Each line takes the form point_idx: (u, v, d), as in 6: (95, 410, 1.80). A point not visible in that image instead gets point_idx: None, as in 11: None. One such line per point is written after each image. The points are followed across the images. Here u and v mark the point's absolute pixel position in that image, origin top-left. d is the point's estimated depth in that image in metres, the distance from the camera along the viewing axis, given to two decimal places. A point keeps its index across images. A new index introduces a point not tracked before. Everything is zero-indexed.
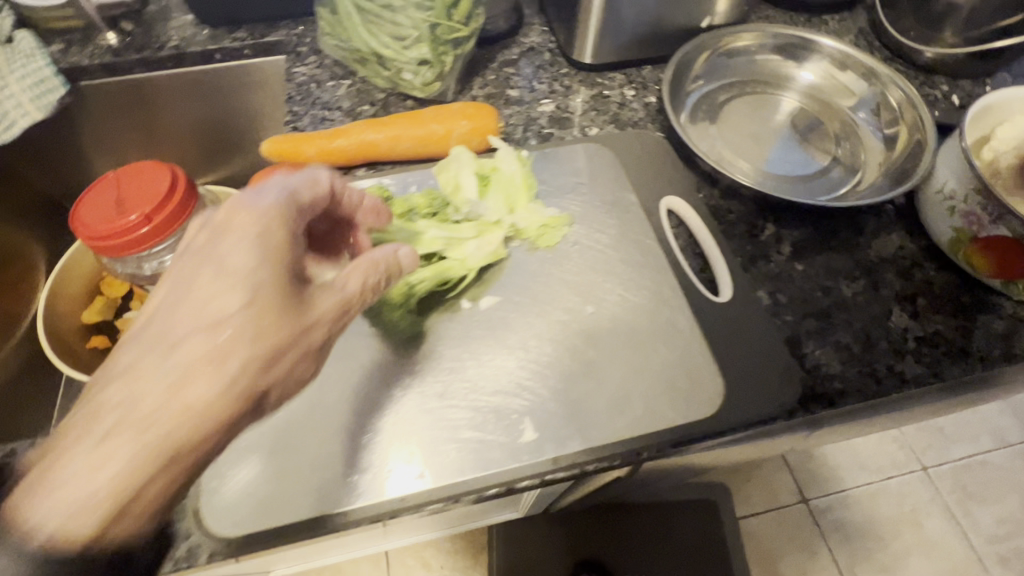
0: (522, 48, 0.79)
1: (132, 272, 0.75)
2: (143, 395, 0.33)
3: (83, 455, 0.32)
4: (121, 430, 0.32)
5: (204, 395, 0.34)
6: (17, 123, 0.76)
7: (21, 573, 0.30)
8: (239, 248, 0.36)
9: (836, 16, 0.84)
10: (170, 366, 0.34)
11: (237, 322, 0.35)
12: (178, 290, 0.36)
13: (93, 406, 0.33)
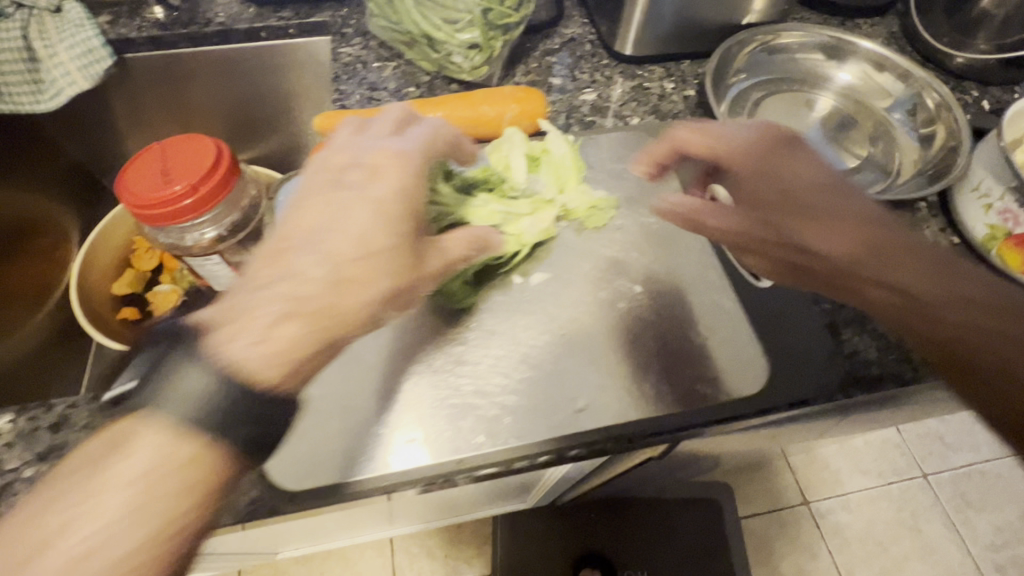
0: (563, 38, 0.80)
1: (175, 243, 0.77)
2: (311, 289, 0.38)
3: (259, 329, 0.36)
4: (294, 312, 0.37)
5: (360, 293, 0.40)
6: (64, 92, 0.77)
7: (167, 460, 0.34)
8: (392, 182, 0.43)
9: (868, 20, 0.86)
10: (335, 272, 0.39)
11: (393, 250, 0.41)
12: (341, 211, 0.41)
13: (271, 291, 0.38)
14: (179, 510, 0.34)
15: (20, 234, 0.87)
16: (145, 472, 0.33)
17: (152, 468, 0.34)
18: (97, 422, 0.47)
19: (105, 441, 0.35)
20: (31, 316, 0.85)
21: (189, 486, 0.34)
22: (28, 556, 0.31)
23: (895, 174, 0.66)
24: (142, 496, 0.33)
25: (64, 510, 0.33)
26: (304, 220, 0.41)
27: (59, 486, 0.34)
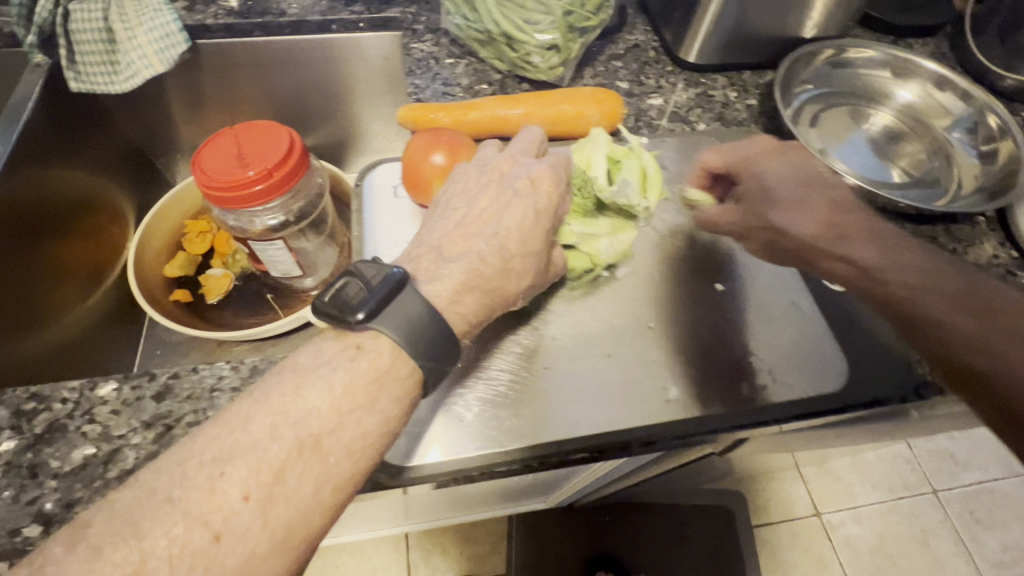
0: (627, 44, 0.83)
1: (242, 227, 0.78)
2: (484, 265, 0.47)
3: (449, 292, 0.45)
4: (472, 282, 0.46)
5: (515, 280, 0.49)
6: (140, 74, 0.78)
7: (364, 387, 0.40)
8: (550, 192, 0.52)
9: (919, 40, 0.89)
10: (502, 260, 0.48)
11: (540, 250, 0.51)
12: (511, 210, 0.50)
13: (457, 265, 0.47)
14: (392, 413, 0.41)
15: (75, 209, 0.83)
16: (372, 377, 0.40)
17: (378, 376, 0.41)
18: (200, 393, 0.48)
19: (337, 346, 0.42)
20: (92, 292, 0.85)
21: (401, 397, 0.41)
22: (281, 425, 0.38)
23: (956, 188, 0.68)
24: (368, 395, 0.40)
25: (309, 394, 0.39)
26: (483, 212, 0.50)
27: (300, 373, 0.40)
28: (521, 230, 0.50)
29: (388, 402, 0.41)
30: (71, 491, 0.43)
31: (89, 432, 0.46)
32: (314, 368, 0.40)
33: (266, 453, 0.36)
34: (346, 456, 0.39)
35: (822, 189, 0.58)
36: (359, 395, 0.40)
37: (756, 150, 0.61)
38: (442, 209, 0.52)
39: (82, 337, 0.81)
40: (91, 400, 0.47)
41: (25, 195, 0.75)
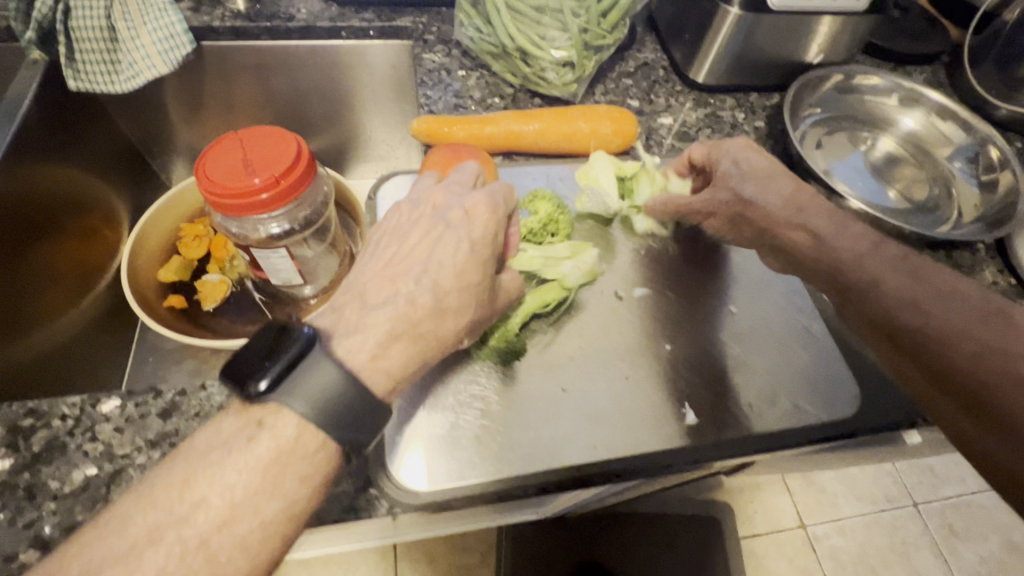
0: (637, 62, 0.83)
1: (244, 233, 0.76)
2: (413, 309, 0.43)
3: (372, 342, 0.41)
4: (398, 330, 0.42)
5: (450, 325, 0.45)
6: (143, 74, 0.77)
7: (266, 468, 0.35)
8: (481, 221, 0.49)
9: (917, 68, 0.92)
10: (436, 299, 0.44)
11: (480, 289, 0.47)
12: (443, 246, 0.47)
13: (383, 311, 0.42)
14: (299, 494, 0.36)
15: (71, 212, 0.81)
16: (274, 456, 0.36)
17: (280, 454, 0.36)
18: (208, 411, 0.47)
19: (236, 423, 0.37)
20: (84, 296, 0.82)
21: (309, 473, 0.36)
22: (164, 524, 0.33)
23: (957, 215, 0.70)
24: (268, 477, 0.35)
25: (199, 484, 0.34)
26: (414, 249, 0.47)
27: (192, 461, 0.35)
28: (452, 265, 0.46)
29: (292, 482, 0.36)
30: (71, 514, 0.41)
31: (91, 452, 0.44)
32: (209, 452, 0.36)
33: (143, 562, 0.32)
34: (240, 550, 0.34)
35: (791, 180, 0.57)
36: (258, 477, 0.35)
37: (748, 165, 0.58)
38: (371, 253, 0.49)
39: (72, 344, 0.78)
40: (93, 417, 0.46)
41: (23, 194, 0.72)
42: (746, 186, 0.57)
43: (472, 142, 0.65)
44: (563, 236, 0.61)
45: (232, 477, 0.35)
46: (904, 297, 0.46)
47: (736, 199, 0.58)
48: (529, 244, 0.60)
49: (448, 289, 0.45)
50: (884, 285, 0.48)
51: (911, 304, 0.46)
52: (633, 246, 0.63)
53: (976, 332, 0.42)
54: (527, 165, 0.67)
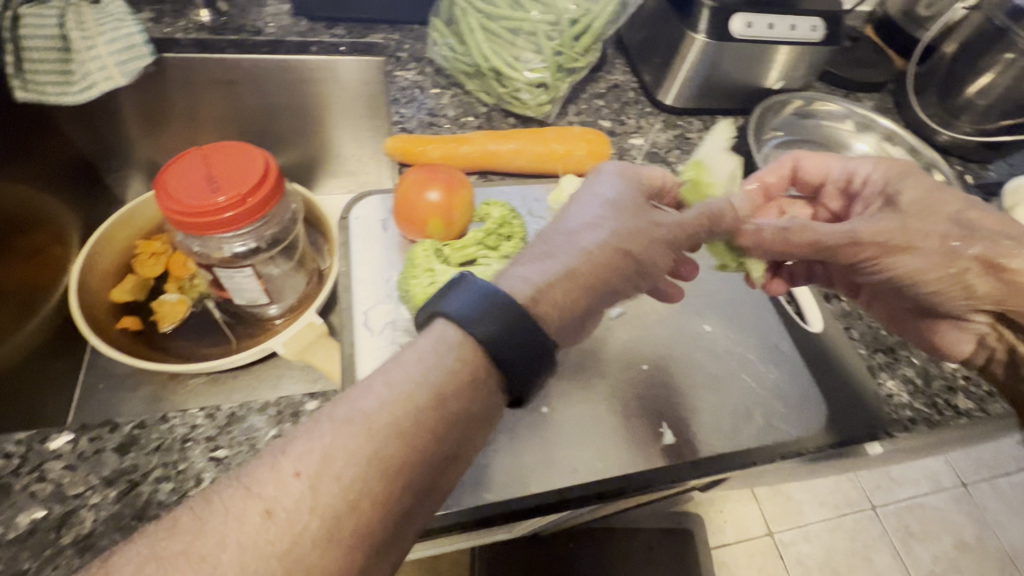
0: (608, 84, 0.85)
1: (207, 252, 0.73)
2: (563, 244, 0.41)
3: (529, 274, 0.39)
4: (555, 263, 0.40)
5: (603, 257, 0.41)
6: (97, 86, 0.73)
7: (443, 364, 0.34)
8: (623, 180, 0.48)
9: (867, 94, 0.98)
10: (588, 232, 0.42)
11: (648, 237, 0.44)
12: (593, 197, 0.46)
13: (539, 247, 0.41)
14: (449, 389, 0.33)
15: (16, 231, 0.76)
16: (423, 352, 0.35)
17: (427, 351, 0.35)
18: (170, 444, 0.44)
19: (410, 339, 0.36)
20: (24, 323, 0.76)
21: (456, 366, 0.34)
22: (325, 419, 0.32)
23: None
24: (422, 374, 0.33)
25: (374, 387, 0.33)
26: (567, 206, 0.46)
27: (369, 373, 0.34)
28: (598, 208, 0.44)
29: (440, 375, 0.33)
30: (16, 563, 0.38)
31: (39, 492, 0.41)
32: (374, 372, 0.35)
33: (337, 454, 0.30)
34: (396, 442, 0.31)
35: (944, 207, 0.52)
36: (410, 372, 0.33)
37: (943, 198, 0.52)
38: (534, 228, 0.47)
39: (13, 373, 0.72)
40: (42, 456, 0.42)
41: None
42: (974, 218, 0.51)
43: (446, 162, 0.64)
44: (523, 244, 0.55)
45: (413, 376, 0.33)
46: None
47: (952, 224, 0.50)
48: (483, 252, 0.55)
49: (598, 227, 0.42)
50: None
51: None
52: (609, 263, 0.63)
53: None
54: (498, 185, 0.66)
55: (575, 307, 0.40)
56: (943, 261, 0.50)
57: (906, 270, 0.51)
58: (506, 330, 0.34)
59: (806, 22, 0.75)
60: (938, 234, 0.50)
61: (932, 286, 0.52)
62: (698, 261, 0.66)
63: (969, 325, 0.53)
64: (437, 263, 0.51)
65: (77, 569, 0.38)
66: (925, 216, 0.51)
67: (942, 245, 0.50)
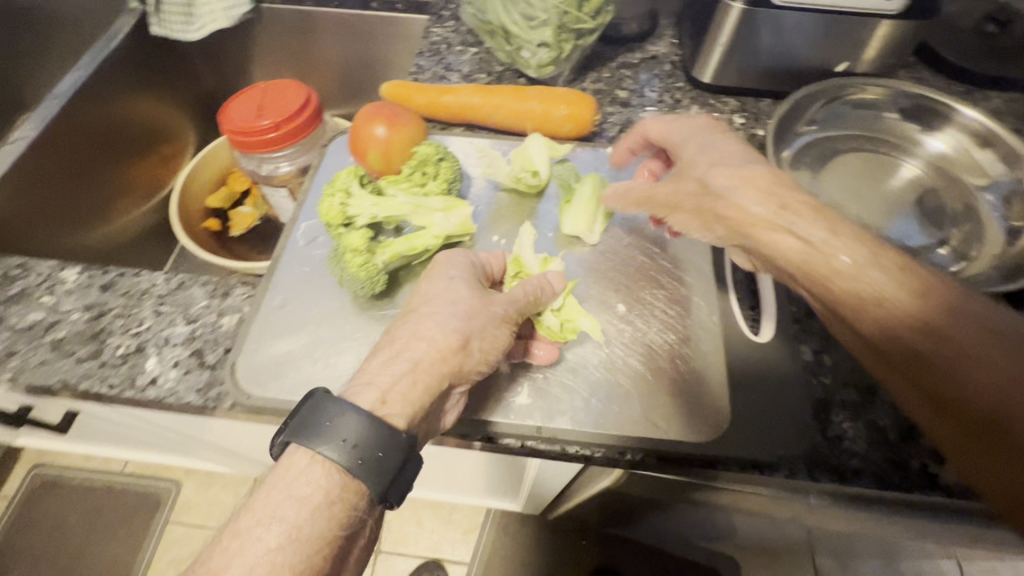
0: (645, 55, 0.80)
1: (253, 170, 0.87)
2: (404, 347, 0.43)
3: (372, 391, 0.41)
4: (392, 368, 0.42)
5: (435, 342, 0.43)
6: (207, 27, 0.91)
7: (297, 494, 0.37)
8: (465, 269, 0.49)
9: (1002, 93, 0.76)
10: (425, 326, 0.44)
11: (490, 326, 0.45)
12: (436, 287, 0.47)
13: (379, 355, 0.43)
14: (301, 520, 0.36)
15: (149, 138, 1.00)
16: (270, 485, 0.38)
17: (276, 482, 0.38)
18: (134, 292, 0.56)
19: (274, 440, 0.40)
20: (138, 207, 0.99)
21: (305, 494, 0.37)
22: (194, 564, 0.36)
23: (965, 265, 0.59)
24: (275, 510, 0.36)
25: (238, 528, 0.36)
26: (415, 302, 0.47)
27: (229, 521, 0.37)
28: (438, 304, 0.45)
29: (296, 506, 0.36)
30: (14, 344, 0.53)
31: (45, 302, 0.56)
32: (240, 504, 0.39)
33: None
34: None
35: (697, 166, 0.50)
36: (260, 511, 0.37)
37: (717, 151, 0.50)
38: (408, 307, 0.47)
39: (119, 242, 0.94)
40: (56, 280, 0.57)
41: (92, 118, 0.89)
42: (717, 175, 0.48)
43: (431, 110, 0.68)
44: (442, 178, 0.56)
45: (263, 515, 0.37)
46: (871, 292, 0.39)
47: (701, 182, 0.49)
48: (402, 188, 0.56)
49: (431, 319, 0.44)
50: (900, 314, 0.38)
51: (874, 300, 0.39)
52: (533, 204, 0.62)
53: (987, 352, 0.35)
54: (476, 138, 0.67)
55: (427, 385, 0.42)
56: (693, 214, 0.49)
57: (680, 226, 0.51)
58: (361, 442, 0.38)
59: None
60: (693, 188, 0.49)
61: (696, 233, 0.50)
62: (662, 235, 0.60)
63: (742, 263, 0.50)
64: (355, 188, 0.55)
65: (45, 360, 0.52)
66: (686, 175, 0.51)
67: (697, 206, 0.49)
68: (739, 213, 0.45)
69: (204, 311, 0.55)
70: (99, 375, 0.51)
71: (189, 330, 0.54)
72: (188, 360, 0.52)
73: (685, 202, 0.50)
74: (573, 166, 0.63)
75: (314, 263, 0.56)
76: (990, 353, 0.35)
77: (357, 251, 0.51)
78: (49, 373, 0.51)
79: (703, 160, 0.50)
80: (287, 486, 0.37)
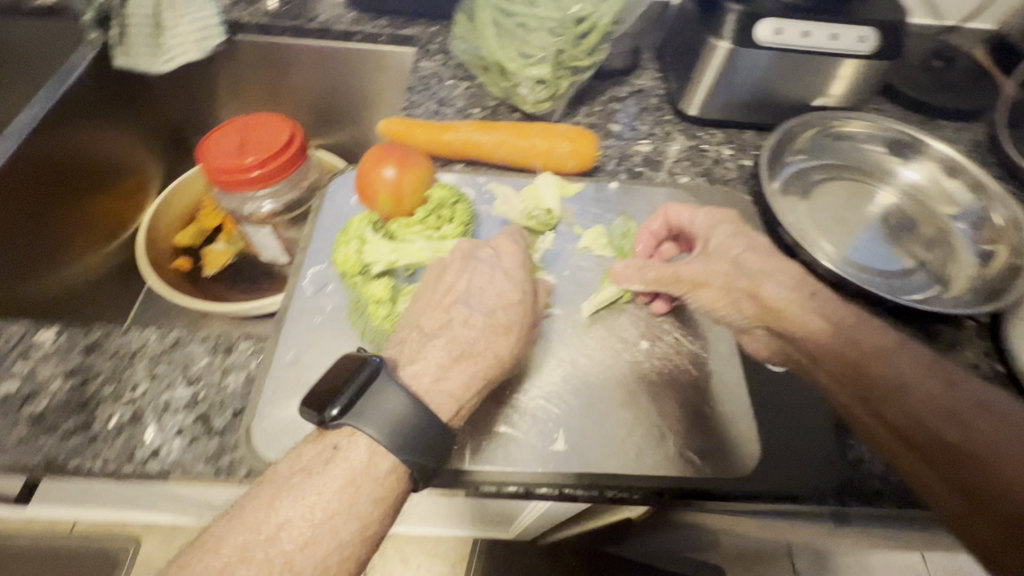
0: (631, 88, 0.83)
1: (234, 208, 0.83)
2: (472, 341, 0.45)
3: (443, 387, 0.43)
4: (460, 363, 0.44)
5: (503, 349, 0.46)
6: (176, 58, 0.87)
7: (353, 474, 0.39)
8: (514, 256, 0.51)
9: (953, 123, 0.83)
10: (488, 322, 0.47)
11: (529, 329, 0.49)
12: (479, 279, 0.49)
13: (442, 344, 0.45)
14: (373, 517, 0.39)
15: (111, 175, 0.94)
16: (348, 479, 0.39)
17: (355, 477, 0.39)
18: (123, 354, 0.52)
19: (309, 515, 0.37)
20: (101, 249, 0.92)
21: (381, 496, 0.39)
22: (250, 546, 0.36)
23: (946, 286, 0.63)
24: (349, 504, 0.38)
25: (282, 506, 0.38)
26: (460, 290, 0.48)
27: (275, 485, 0.39)
28: (499, 301, 0.48)
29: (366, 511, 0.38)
30: None
31: (19, 370, 0.51)
32: (291, 476, 0.39)
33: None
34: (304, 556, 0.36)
35: (727, 251, 0.54)
36: (333, 506, 0.38)
37: (745, 239, 0.55)
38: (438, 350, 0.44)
39: (80, 289, 0.87)
40: (31, 343, 0.52)
41: (48, 158, 0.82)
42: (749, 260, 0.53)
43: (431, 148, 0.67)
44: (459, 223, 0.55)
45: (311, 514, 0.37)
46: (896, 378, 0.45)
47: (735, 265, 0.53)
48: (419, 231, 0.55)
49: (495, 321, 0.47)
50: (927, 405, 0.44)
51: (899, 383, 0.45)
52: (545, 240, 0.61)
53: (999, 441, 0.41)
54: (480, 175, 0.67)
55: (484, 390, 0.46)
56: (726, 292, 0.53)
57: (706, 304, 0.54)
58: (420, 435, 0.40)
59: (851, 32, 0.67)
60: (723, 269, 0.53)
61: (721, 310, 0.54)
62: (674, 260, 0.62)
63: (752, 332, 0.54)
64: (369, 233, 0.53)
65: (24, 437, 0.47)
66: (715, 257, 0.54)
67: (725, 284, 0.53)
68: (770, 296, 0.51)
69: (206, 370, 0.51)
70: (91, 451, 0.47)
71: (191, 394, 0.50)
72: (192, 427, 0.48)
73: (713, 280, 0.53)
74: (581, 205, 0.64)
75: (326, 314, 0.53)
76: (993, 438, 0.41)
77: (380, 301, 0.51)
78: (30, 452, 0.46)
79: (731, 249, 0.54)
80: (343, 463, 0.39)
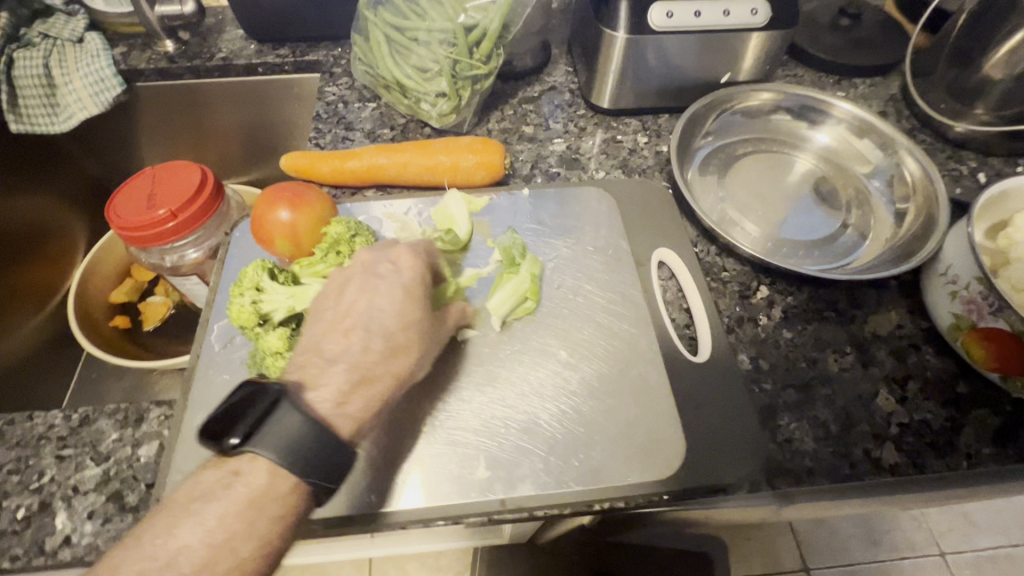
0: (544, 86, 0.82)
1: (155, 263, 0.80)
2: (371, 362, 0.44)
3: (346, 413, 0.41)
4: (363, 388, 0.43)
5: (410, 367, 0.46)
6: (77, 116, 0.84)
7: (257, 493, 0.37)
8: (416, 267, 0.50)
9: (866, 80, 0.84)
10: (391, 342, 0.45)
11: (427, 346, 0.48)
12: (383, 297, 0.47)
13: (344, 367, 0.43)
14: (272, 534, 0.37)
15: (31, 243, 0.91)
16: (250, 501, 0.37)
17: (258, 496, 0.37)
18: (29, 440, 0.50)
19: None
20: (29, 321, 0.89)
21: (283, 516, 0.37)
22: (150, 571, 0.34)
23: (866, 247, 0.63)
24: (251, 527, 0.36)
25: (182, 531, 0.36)
26: (360, 308, 0.46)
27: (174, 510, 0.37)
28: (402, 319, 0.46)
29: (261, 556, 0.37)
30: None
31: None
32: (193, 498, 0.37)
33: None
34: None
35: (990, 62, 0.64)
36: (236, 523, 0.36)
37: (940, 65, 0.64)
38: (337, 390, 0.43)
39: (15, 364, 0.84)
40: None
41: None
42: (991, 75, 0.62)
43: (337, 177, 0.65)
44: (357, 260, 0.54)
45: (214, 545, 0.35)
46: None
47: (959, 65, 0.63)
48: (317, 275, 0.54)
49: (396, 342, 0.45)
50: None
51: None
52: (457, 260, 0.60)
53: None
54: (389, 201, 0.64)
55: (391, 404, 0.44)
56: None
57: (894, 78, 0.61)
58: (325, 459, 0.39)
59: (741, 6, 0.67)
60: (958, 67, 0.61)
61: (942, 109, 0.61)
62: (593, 258, 0.61)
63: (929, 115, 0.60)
64: (266, 282, 0.52)
65: None
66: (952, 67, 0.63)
67: None
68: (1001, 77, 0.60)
69: (115, 445, 0.49)
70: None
71: (100, 472, 0.48)
72: (104, 507, 0.46)
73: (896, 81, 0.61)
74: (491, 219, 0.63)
75: (230, 371, 0.52)
76: None
77: (276, 354, 0.48)
78: None
79: None
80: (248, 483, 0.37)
